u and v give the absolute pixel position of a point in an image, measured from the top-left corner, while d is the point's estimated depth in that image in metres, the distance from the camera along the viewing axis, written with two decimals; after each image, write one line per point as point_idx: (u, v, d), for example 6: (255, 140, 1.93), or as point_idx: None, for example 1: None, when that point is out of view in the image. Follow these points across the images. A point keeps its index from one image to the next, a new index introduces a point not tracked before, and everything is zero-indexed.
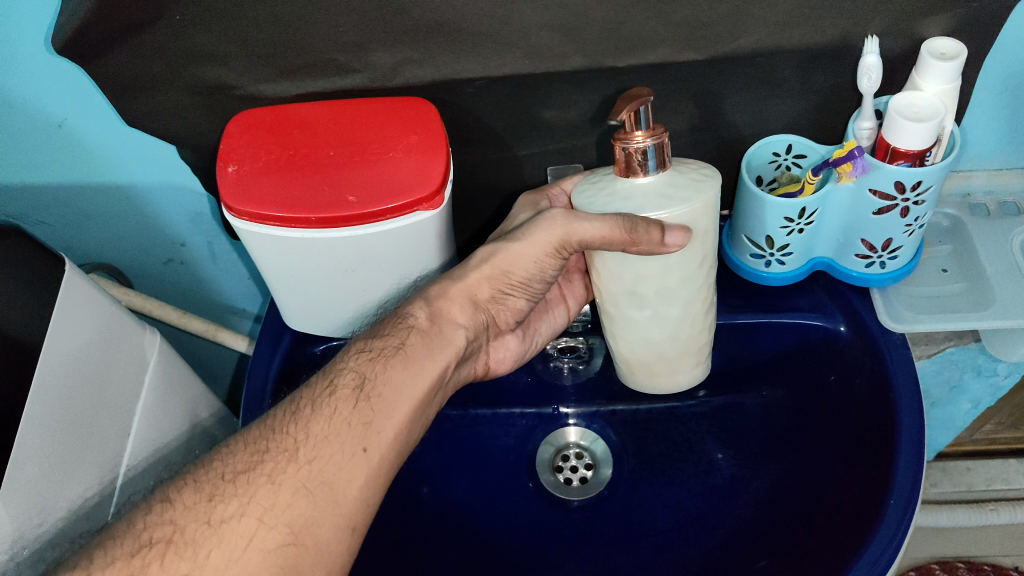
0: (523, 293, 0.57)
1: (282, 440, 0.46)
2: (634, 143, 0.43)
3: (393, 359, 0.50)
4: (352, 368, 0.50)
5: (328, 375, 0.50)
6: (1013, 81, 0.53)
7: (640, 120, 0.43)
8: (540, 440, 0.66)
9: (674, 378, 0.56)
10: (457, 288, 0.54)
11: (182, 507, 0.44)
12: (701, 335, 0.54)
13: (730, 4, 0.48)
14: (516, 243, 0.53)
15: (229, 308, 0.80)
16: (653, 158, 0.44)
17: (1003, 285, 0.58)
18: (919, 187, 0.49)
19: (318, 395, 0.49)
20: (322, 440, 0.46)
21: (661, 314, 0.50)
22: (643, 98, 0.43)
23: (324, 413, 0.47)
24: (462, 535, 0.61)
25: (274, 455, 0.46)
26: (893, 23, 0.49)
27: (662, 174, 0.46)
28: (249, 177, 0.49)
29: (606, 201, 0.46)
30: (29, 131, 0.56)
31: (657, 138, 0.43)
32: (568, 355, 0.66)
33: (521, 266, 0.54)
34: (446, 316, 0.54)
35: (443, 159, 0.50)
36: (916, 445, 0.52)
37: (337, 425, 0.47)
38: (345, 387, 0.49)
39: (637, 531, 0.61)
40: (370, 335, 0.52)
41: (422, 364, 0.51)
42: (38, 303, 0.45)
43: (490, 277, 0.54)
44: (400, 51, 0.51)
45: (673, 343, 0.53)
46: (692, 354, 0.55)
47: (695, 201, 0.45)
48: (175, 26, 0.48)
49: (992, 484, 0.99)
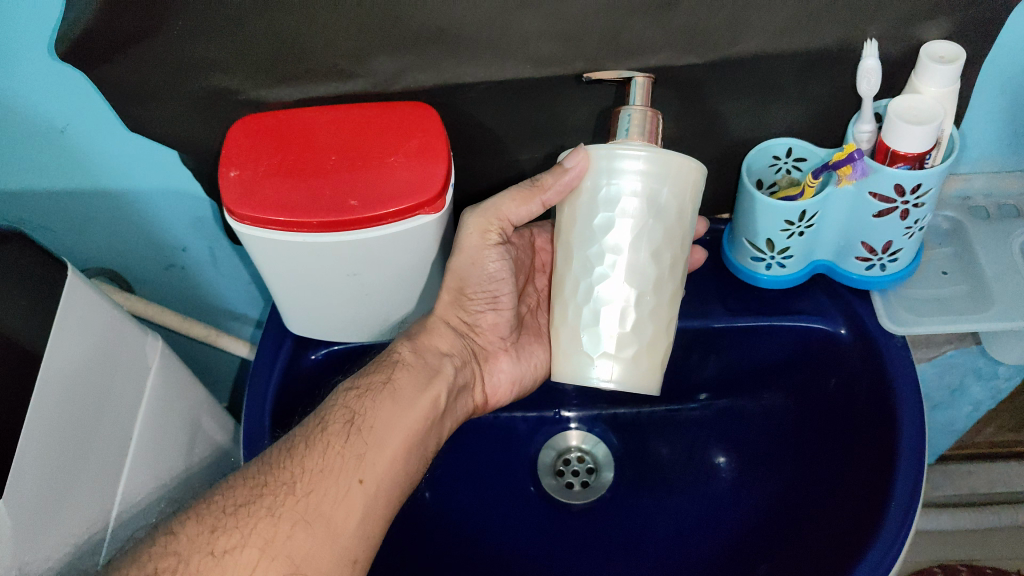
0: (490, 305, 0.60)
1: (281, 474, 0.47)
2: (627, 107, 0.47)
3: (381, 394, 0.52)
4: (342, 405, 0.51)
5: (320, 414, 0.51)
6: (1012, 85, 0.54)
7: (640, 92, 0.47)
8: (542, 444, 0.67)
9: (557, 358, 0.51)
10: (433, 317, 0.58)
11: (186, 538, 0.44)
12: (595, 313, 0.49)
13: (731, 9, 0.48)
14: (458, 257, 0.56)
15: (230, 313, 0.80)
16: (640, 126, 0.47)
17: (1003, 287, 0.58)
18: (918, 190, 0.50)
19: (309, 431, 0.49)
20: (318, 473, 0.47)
21: (560, 267, 0.51)
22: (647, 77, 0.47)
23: (319, 448, 0.48)
24: (462, 539, 0.61)
25: (274, 489, 0.46)
26: (892, 27, 0.50)
27: (648, 146, 0.47)
28: (252, 182, 0.49)
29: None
30: (33, 138, 0.57)
31: (647, 109, 0.47)
32: None
33: (474, 276, 0.57)
34: (428, 349, 0.56)
35: (444, 163, 0.50)
36: (919, 450, 0.52)
37: (332, 460, 0.47)
38: (336, 422, 0.49)
39: (639, 535, 0.61)
40: (360, 374, 0.53)
41: (411, 396, 0.52)
42: (42, 312, 0.45)
43: (451, 300, 0.58)
44: (401, 57, 0.51)
45: (562, 304, 0.51)
46: (576, 332, 0.50)
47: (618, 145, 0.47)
48: (177, 33, 0.49)
49: (994, 488, 0.99)
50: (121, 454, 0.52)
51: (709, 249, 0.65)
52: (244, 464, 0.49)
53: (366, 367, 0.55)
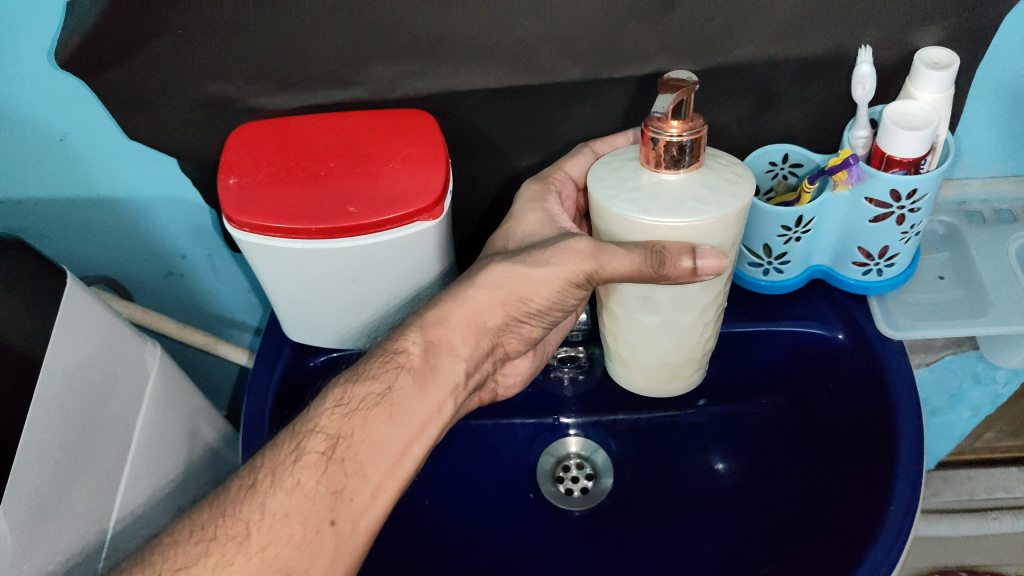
0: (539, 321, 0.53)
1: (232, 525, 0.42)
2: (669, 135, 0.40)
3: (375, 410, 0.46)
4: (324, 428, 0.45)
5: (297, 435, 0.45)
6: (1006, 90, 0.54)
7: (680, 111, 0.40)
8: (540, 451, 0.67)
9: (674, 383, 0.55)
10: (461, 313, 0.50)
11: None
12: (706, 341, 0.53)
13: (725, 15, 0.48)
14: (530, 273, 0.49)
15: (229, 321, 0.79)
16: (688, 152, 0.41)
17: (1000, 292, 0.58)
18: (914, 195, 0.50)
19: (283, 461, 0.44)
20: (281, 519, 0.42)
21: (665, 313, 0.49)
22: (688, 87, 0.39)
23: (286, 485, 0.43)
24: (459, 545, 0.61)
25: (221, 544, 0.41)
26: (885, 33, 0.50)
27: (695, 170, 0.42)
28: (250, 189, 0.50)
29: (631, 198, 0.42)
30: (33, 145, 0.57)
31: (694, 131, 0.40)
32: (568, 364, 0.67)
33: (541, 294, 0.50)
34: (443, 344, 0.49)
35: (442, 170, 0.50)
36: (917, 454, 0.52)
37: (300, 500, 0.42)
38: (314, 450, 0.44)
39: (639, 541, 0.60)
40: (352, 381, 0.47)
41: (410, 410, 0.47)
42: (41, 315, 0.45)
43: (505, 303, 0.50)
44: (398, 65, 0.51)
45: (678, 351, 0.52)
46: (695, 360, 0.54)
47: (721, 201, 0.41)
48: (177, 41, 0.49)
49: (994, 493, 0.99)
50: (120, 461, 0.52)
51: None
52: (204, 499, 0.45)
53: (353, 368, 0.48)
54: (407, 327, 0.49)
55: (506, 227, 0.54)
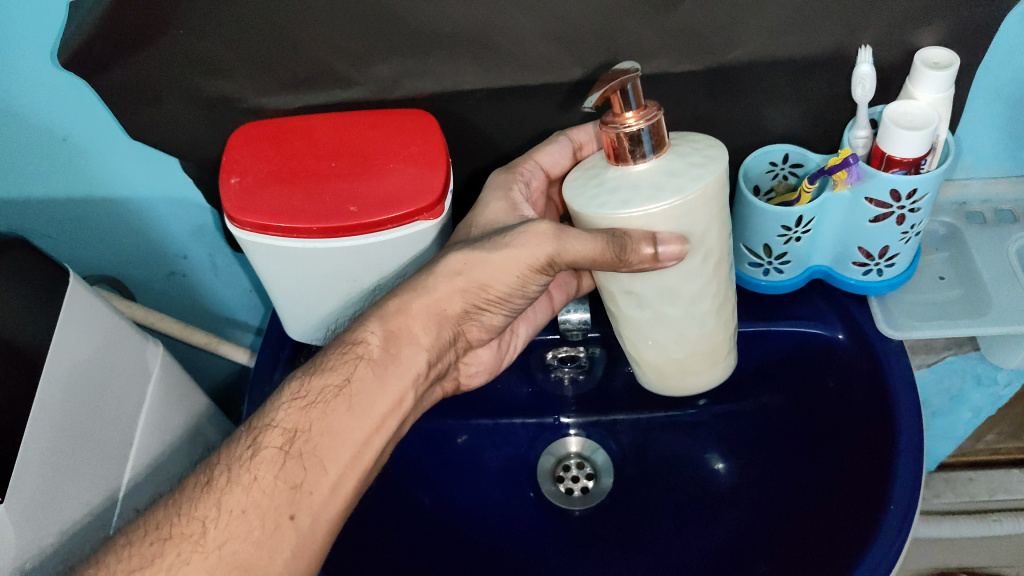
0: (500, 310, 0.53)
1: (188, 523, 0.43)
2: (624, 126, 0.40)
3: (333, 403, 0.46)
4: (280, 423, 0.46)
5: (254, 432, 0.46)
6: (1007, 90, 0.54)
7: (630, 101, 0.40)
8: (541, 450, 0.67)
9: (687, 379, 0.52)
10: (423, 302, 0.49)
11: None
12: (712, 331, 0.50)
13: (725, 15, 0.48)
14: (490, 258, 0.48)
15: (230, 321, 0.80)
16: (648, 139, 0.41)
17: (1000, 292, 0.58)
18: (914, 195, 0.50)
19: (240, 457, 0.45)
20: (238, 516, 0.43)
21: (655, 304, 0.48)
22: (632, 76, 0.40)
23: (243, 482, 0.44)
24: (459, 544, 0.61)
25: (178, 543, 0.43)
26: (886, 33, 0.50)
27: (660, 157, 0.42)
28: (252, 188, 0.50)
29: (594, 194, 0.42)
30: (35, 144, 0.57)
31: (650, 118, 0.40)
32: (568, 364, 0.65)
33: (501, 281, 0.49)
34: (405, 333, 0.49)
35: (443, 169, 0.50)
36: (917, 453, 0.52)
37: (257, 496, 0.44)
38: (271, 446, 0.45)
39: (638, 540, 0.61)
40: (310, 372, 0.47)
41: (369, 401, 0.47)
42: (44, 313, 0.45)
43: (465, 289, 0.49)
44: (400, 64, 0.52)
45: (680, 343, 0.49)
46: (707, 353, 0.51)
47: (680, 186, 0.40)
48: (179, 40, 0.49)
49: (995, 494, 0.98)
50: (121, 459, 0.52)
51: None
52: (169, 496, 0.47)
53: (313, 360, 0.48)
54: (366, 317, 0.49)
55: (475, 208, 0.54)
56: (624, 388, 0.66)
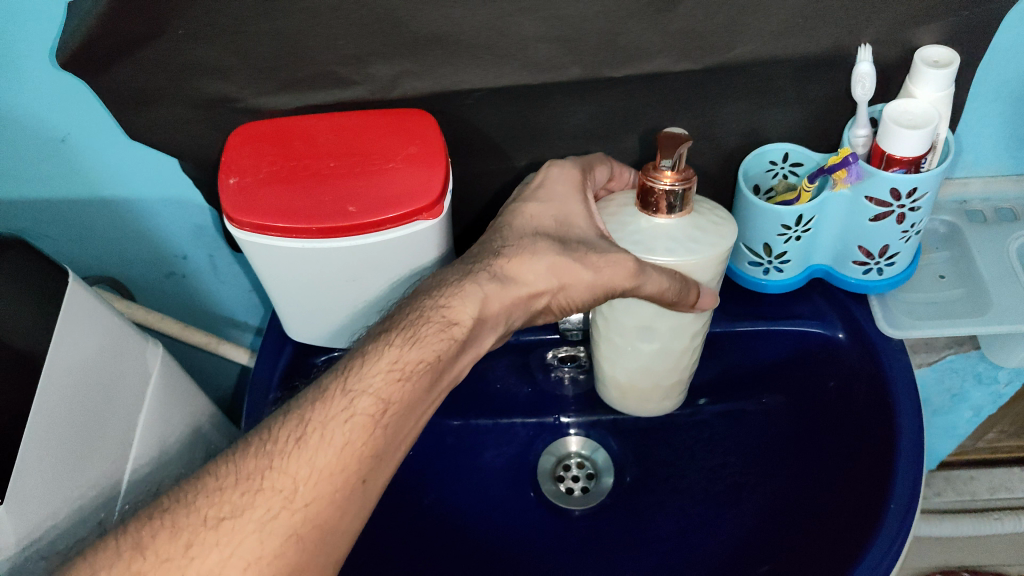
0: (556, 315, 0.52)
1: (278, 477, 0.41)
2: (661, 183, 0.45)
3: (423, 379, 0.45)
4: (373, 391, 0.44)
5: (346, 393, 0.44)
6: (1007, 89, 0.54)
7: (673, 163, 0.44)
8: (541, 450, 0.67)
9: (644, 405, 0.62)
10: (514, 292, 0.48)
11: (153, 556, 0.39)
12: (676, 372, 0.58)
13: (724, 14, 0.48)
14: (582, 272, 0.47)
15: (230, 321, 0.80)
16: (679, 200, 0.46)
17: (1001, 292, 0.58)
18: (914, 194, 0.50)
19: (331, 417, 0.43)
20: (325, 476, 0.42)
21: (660, 336, 0.54)
22: (684, 144, 0.44)
23: (333, 443, 0.42)
24: (461, 544, 0.61)
25: (267, 496, 0.41)
26: (885, 32, 0.50)
27: (687, 213, 0.47)
28: (251, 188, 0.50)
29: (633, 240, 0.47)
30: (33, 146, 0.57)
31: (685, 183, 0.45)
32: (568, 364, 0.66)
33: (577, 293, 0.48)
34: (491, 318, 0.47)
35: (442, 169, 0.50)
36: (916, 451, 0.52)
37: (345, 460, 0.42)
38: (362, 413, 0.43)
39: (639, 539, 0.61)
40: (406, 343, 0.45)
41: (444, 379, 0.47)
42: (43, 315, 0.45)
43: (547, 275, 0.48)
44: (399, 64, 0.52)
45: (667, 372, 0.58)
46: (681, 384, 0.60)
47: (712, 241, 0.47)
48: (178, 41, 0.49)
49: (995, 493, 0.99)
50: (121, 459, 0.52)
51: None
52: (234, 442, 0.44)
53: (404, 327, 0.46)
54: (461, 293, 0.46)
55: (536, 191, 0.51)
56: None
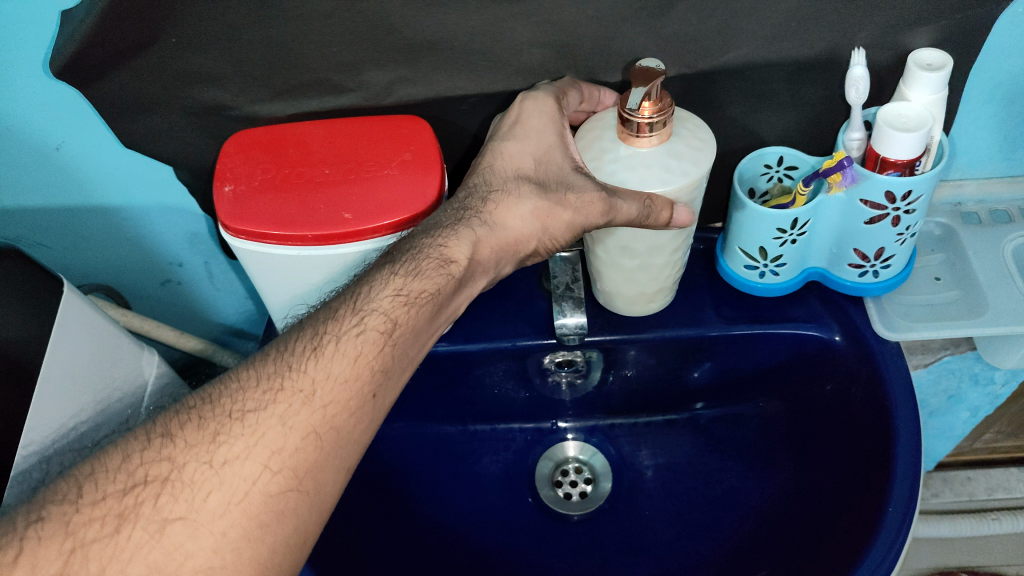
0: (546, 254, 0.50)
1: (298, 378, 0.40)
2: (641, 117, 0.44)
3: (427, 304, 0.43)
4: (383, 310, 0.42)
5: (355, 311, 0.42)
6: (1000, 91, 0.54)
7: (650, 95, 0.43)
8: (540, 455, 0.67)
9: (637, 307, 0.59)
10: (504, 236, 0.47)
11: (183, 443, 0.38)
12: (664, 274, 0.57)
13: (718, 19, 0.48)
14: (563, 215, 0.46)
15: (226, 328, 0.79)
16: (659, 127, 0.45)
17: (997, 292, 0.58)
18: (909, 196, 0.50)
19: (344, 331, 0.41)
20: (339, 383, 0.40)
21: (641, 247, 0.53)
22: (655, 77, 0.43)
23: (348, 354, 0.41)
24: (460, 549, 0.61)
25: (288, 395, 0.39)
26: (879, 34, 0.50)
27: (665, 133, 0.46)
28: (245, 196, 0.50)
29: (611, 169, 0.47)
30: (26, 155, 0.57)
31: (664, 113, 0.44)
32: (566, 369, 0.63)
33: (562, 233, 0.47)
34: (483, 262, 0.46)
35: (437, 175, 0.50)
36: (914, 444, 0.53)
37: (359, 370, 0.41)
38: (373, 330, 0.42)
39: (638, 544, 0.61)
40: (409, 274, 0.43)
41: (446, 305, 0.45)
42: (40, 324, 0.45)
43: (540, 214, 0.47)
44: (393, 70, 0.52)
45: (654, 280, 0.57)
46: (669, 285, 0.58)
47: (687, 169, 0.46)
48: (171, 49, 0.49)
49: (994, 494, 0.99)
50: None
51: (702, 257, 0.66)
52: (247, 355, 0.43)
53: (405, 259, 0.44)
54: (456, 235, 0.45)
55: (512, 129, 0.49)
56: (621, 392, 0.65)
